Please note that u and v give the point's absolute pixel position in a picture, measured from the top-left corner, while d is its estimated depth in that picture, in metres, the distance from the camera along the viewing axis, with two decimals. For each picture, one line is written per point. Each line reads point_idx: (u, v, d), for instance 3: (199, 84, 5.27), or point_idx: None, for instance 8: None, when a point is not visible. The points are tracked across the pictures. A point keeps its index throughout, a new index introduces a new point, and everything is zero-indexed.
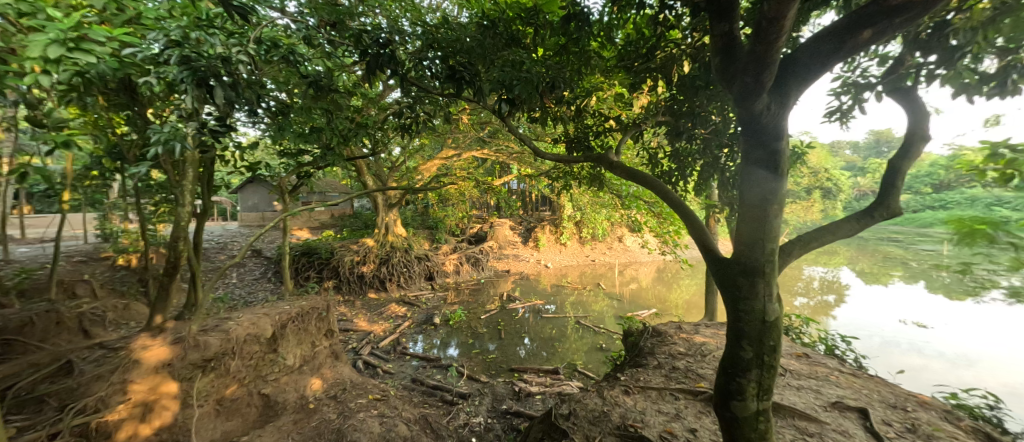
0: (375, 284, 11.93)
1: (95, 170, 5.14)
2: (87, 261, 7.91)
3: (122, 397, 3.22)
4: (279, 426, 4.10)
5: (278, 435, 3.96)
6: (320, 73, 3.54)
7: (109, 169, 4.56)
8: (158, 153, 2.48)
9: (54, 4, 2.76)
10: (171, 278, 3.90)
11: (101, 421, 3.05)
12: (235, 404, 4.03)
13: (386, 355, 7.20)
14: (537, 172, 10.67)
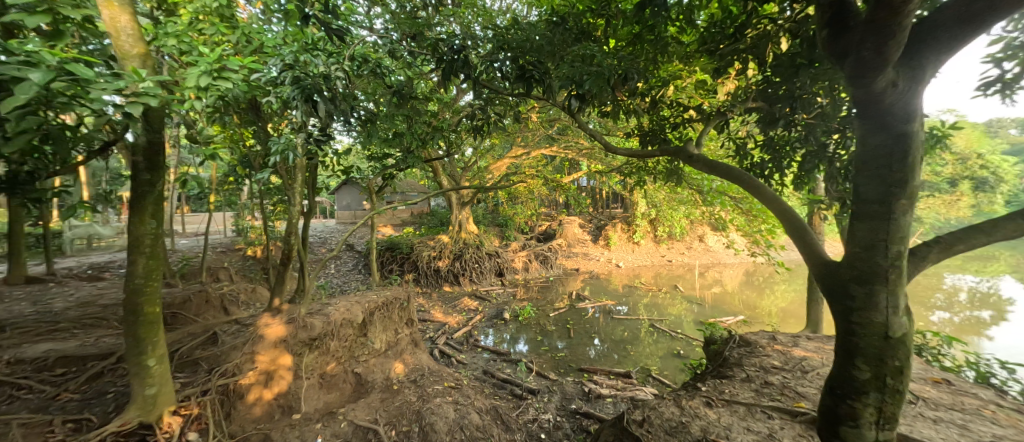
0: (450, 278, 12.58)
1: (229, 176, 6.19)
2: (225, 252, 9.57)
3: (251, 366, 3.85)
4: (369, 402, 4.55)
5: (368, 410, 4.41)
6: (403, 82, 3.84)
7: (239, 175, 5.46)
8: (277, 162, 2.96)
9: (203, 42, 3.37)
10: (286, 268, 4.54)
11: (236, 384, 3.68)
12: (334, 379, 4.55)
13: (459, 346, 7.56)
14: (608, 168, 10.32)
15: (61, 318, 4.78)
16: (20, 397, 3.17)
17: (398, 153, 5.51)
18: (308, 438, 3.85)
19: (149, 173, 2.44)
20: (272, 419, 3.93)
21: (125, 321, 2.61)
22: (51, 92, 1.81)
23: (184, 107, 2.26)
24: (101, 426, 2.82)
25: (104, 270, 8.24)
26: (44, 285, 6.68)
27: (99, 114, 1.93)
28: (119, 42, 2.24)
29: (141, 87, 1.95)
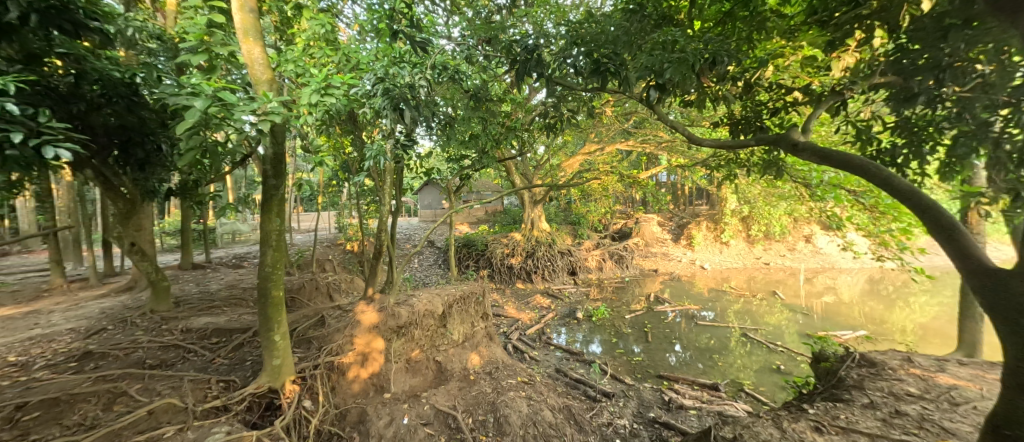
0: (522, 275, 12.77)
1: (332, 180, 7.08)
2: (330, 246, 10.96)
3: (351, 347, 4.35)
4: (449, 389, 4.84)
5: (448, 396, 4.69)
6: (479, 86, 4.01)
7: (340, 179, 6.22)
8: (372, 166, 3.32)
9: (313, 64, 3.91)
10: (377, 261, 5.03)
11: (338, 361, 4.18)
12: (419, 365, 4.92)
13: (532, 343, 7.64)
14: (691, 161, 9.56)
15: (213, 297, 5.90)
16: (190, 358, 4.01)
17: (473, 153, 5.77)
18: (396, 416, 4.22)
19: (273, 177, 2.88)
20: (367, 396, 4.40)
21: (258, 302, 3.13)
22: (207, 114, 2.24)
23: (299, 121, 2.64)
24: (242, 388, 3.43)
25: (242, 259, 10.00)
26: (203, 271, 8.31)
27: (238, 130, 2.33)
28: (253, 69, 2.66)
29: (268, 106, 2.32)
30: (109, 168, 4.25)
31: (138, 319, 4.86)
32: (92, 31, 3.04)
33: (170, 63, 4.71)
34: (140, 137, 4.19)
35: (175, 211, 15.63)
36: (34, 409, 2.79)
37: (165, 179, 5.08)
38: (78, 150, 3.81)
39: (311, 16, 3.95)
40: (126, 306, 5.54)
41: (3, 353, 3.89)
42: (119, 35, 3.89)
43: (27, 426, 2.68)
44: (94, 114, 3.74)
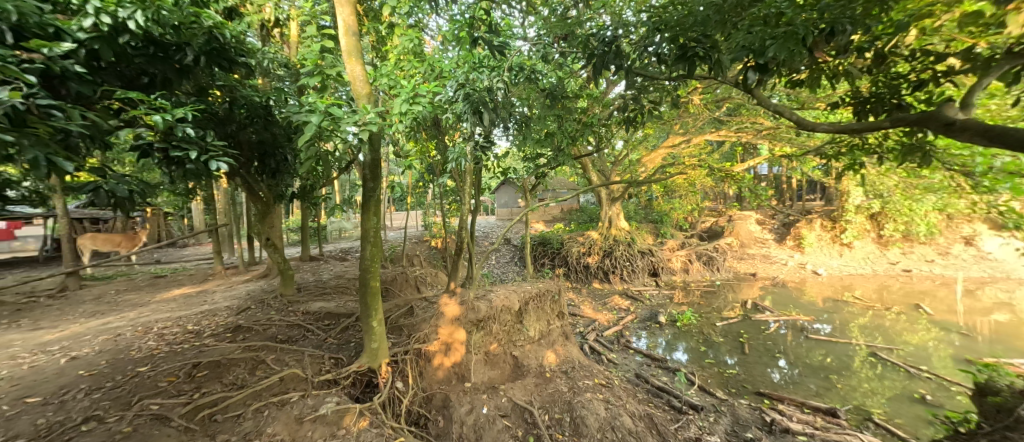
0: (599, 275, 12.37)
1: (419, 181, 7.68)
2: (418, 242, 11.90)
3: (436, 336, 4.67)
4: (526, 384, 4.92)
5: (525, 392, 4.77)
6: (555, 84, 4.02)
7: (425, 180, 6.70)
8: (455, 167, 3.57)
9: (405, 76, 4.30)
10: (458, 256, 5.31)
11: (425, 349, 4.56)
12: (497, 358, 5.07)
13: (610, 345, 7.37)
14: (801, 150, 8.35)
15: (325, 285, 6.84)
16: (309, 336, 4.69)
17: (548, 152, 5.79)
18: (476, 405, 4.42)
19: (371, 181, 3.23)
20: (450, 383, 4.67)
21: (360, 291, 3.54)
22: (321, 128, 2.57)
23: (392, 129, 2.89)
24: (348, 366, 3.92)
25: (347, 253, 11.39)
26: (317, 262, 9.68)
27: (344, 140, 2.64)
28: (355, 86, 2.99)
29: (367, 117, 2.58)
30: (252, 176, 5.20)
31: (272, 301, 5.85)
32: (241, 65, 3.74)
33: (293, 85, 5.57)
34: (273, 150, 5.03)
35: (297, 211, 18.43)
36: (204, 368, 3.54)
37: (290, 184, 6.03)
38: (231, 163, 4.73)
39: (403, 33, 4.34)
40: (263, 289, 6.70)
41: (183, 322, 4.99)
42: (259, 66, 4.73)
43: (199, 380, 3.40)
44: (241, 132, 4.60)
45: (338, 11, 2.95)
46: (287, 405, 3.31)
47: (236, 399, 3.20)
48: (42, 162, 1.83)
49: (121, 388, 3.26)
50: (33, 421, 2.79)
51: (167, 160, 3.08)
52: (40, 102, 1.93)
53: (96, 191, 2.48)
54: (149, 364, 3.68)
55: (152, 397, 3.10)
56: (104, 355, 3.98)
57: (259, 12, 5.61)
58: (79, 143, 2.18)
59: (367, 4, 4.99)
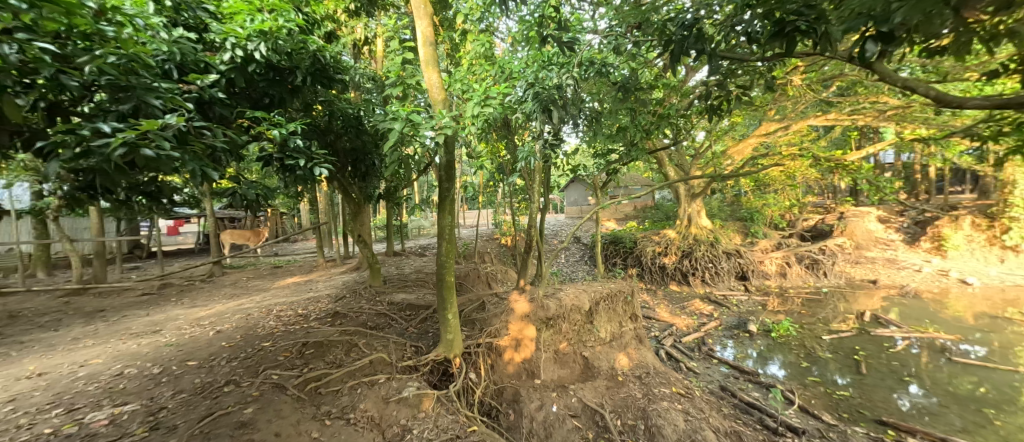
0: (677, 277, 11.55)
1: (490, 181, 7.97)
2: (490, 240, 12.31)
3: (506, 331, 4.77)
4: (596, 386, 4.82)
5: (596, 393, 4.67)
6: (628, 76, 3.88)
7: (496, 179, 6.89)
8: (524, 166, 3.66)
9: (478, 80, 4.52)
10: (527, 254, 5.39)
11: (496, 343, 4.66)
12: (567, 357, 5.03)
13: (690, 352, 6.83)
14: (942, 131, 6.91)
15: (407, 279, 7.42)
16: (393, 324, 5.13)
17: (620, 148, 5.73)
18: (546, 403, 4.42)
19: (446, 181, 3.43)
20: (520, 378, 4.75)
21: (436, 285, 3.78)
22: (402, 133, 2.80)
23: (465, 132, 3.03)
24: (427, 354, 4.22)
25: (426, 249, 12.25)
26: (400, 257, 10.54)
27: (422, 144, 2.83)
28: (431, 92, 3.19)
29: (443, 121, 2.74)
30: (347, 180, 5.85)
31: (362, 291, 6.52)
32: (337, 81, 4.23)
33: (379, 96, 6.14)
34: (363, 155, 5.61)
35: (381, 210, 20.20)
36: (311, 347, 4.08)
37: (377, 186, 6.67)
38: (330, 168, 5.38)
39: (475, 38, 4.54)
40: (355, 281, 7.51)
41: (294, 307, 5.81)
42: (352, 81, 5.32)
43: (307, 356, 3.93)
44: (337, 141, 5.20)
45: (417, 24, 3.17)
46: (376, 385, 3.68)
47: (336, 376, 3.63)
48: (197, 172, 2.22)
49: (251, 359, 3.90)
50: (192, 380, 3.48)
51: (285, 164, 3.57)
52: (197, 124, 2.41)
53: (232, 194, 3.02)
54: (270, 341, 4.35)
55: (273, 368, 3.66)
56: (238, 331, 4.81)
57: (353, 32, 6.28)
58: (221, 156, 2.67)
59: (443, 14, 5.28)
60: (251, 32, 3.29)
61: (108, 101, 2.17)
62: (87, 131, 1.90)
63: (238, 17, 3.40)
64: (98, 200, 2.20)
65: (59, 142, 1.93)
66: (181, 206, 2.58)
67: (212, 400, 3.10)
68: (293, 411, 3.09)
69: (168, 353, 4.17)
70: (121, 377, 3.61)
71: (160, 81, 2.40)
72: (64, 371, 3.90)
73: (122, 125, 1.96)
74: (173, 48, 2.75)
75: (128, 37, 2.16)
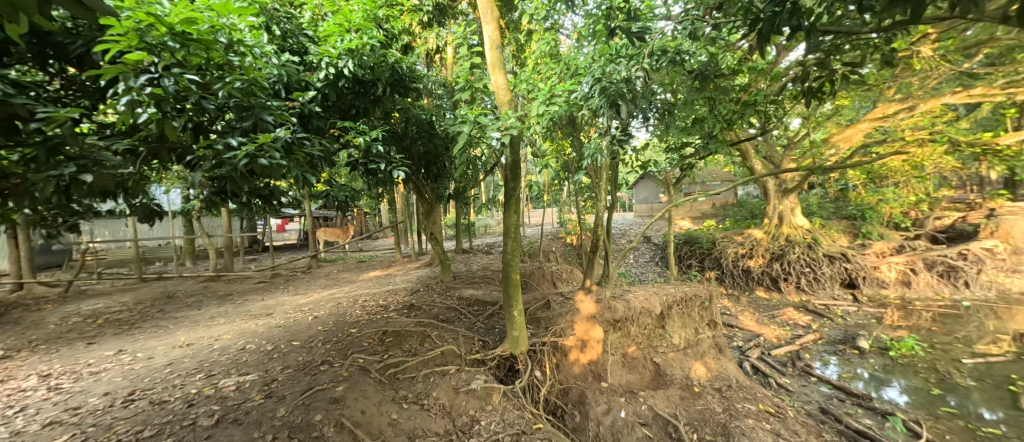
0: (765, 282, 10.43)
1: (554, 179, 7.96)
2: (555, 238, 12.27)
3: (571, 331, 4.74)
4: (668, 395, 4.57)
5: (669, 402, 4.43)
6: (705, 61, 3.70)
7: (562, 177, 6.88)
8: (592, 162, 3.79)
9: (544, 78, 4.56)
10: (593, 254, 5.32)
11: (562, 342, 4.66)
12: (636, 362, 4.85)
13: (782, 367, 6.08)
14: None
15: (475, 275, 7.72)
16: (462, 318, 5.38)
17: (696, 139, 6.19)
18: (613, 407, 4.28)
19: (512, 181, 3.46)
20: (586, 380, 4.67)
21: (503, 283, 3.86)
22: (470, 135, 2.91)
23: (531, 131, 3.03)
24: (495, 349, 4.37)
25: (493, 247, 12.66)
26: (469, 254, 11.01)
27: (489, 145, 2.93)
28: (498, 94, 3.26)
29: (508, 122, 2.80)
30: (420, 181, 6.27)
31: (435, 285, 6.93)
32: (413, 90, 4.57)
33: (449, 101, 6.49)
34: (435, 158, 5.97)
35: (452, 210, 21.24)
36: (391, 335, 4.42)
37: (447, 187, 7.06)
38: (407, 171, 5.82)
39: (540, 37, 4.60)
40: (427, 275, 8.01)
41: (376, 298, 6.39)
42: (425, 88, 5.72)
43: (387, 344, 4.28)
44: (413, 145, 5.61)
45: (484, 29, 3.26)
46: (447, 375, 3.92)
47: (411, 363, 3.92)
48: (300, 178, 2.57)
49: (341, 342, 4.38)
50: (295, 358, 4.02)
51: (369, 168, 4.30)
52: (299, 135, 2.77)
53: (327, 196, 3.55)
54: (357, 328, 4.84)
55: (359, 352, 4.07)
56: (331, 317, 5.44)
57: (426, 42, 6.71)
58: (317, 163, 3.06)
59: (508, 16, 5.51)
60: (341, 51, 3.73)
61: (233, 119, 2.59)
62: (220, 146, 2.29)
63: (331, 38, 3.85)
64: (226, 203, 2.66)
65: (202, 157, 2.37)
66: (287, 206, 3.05)
67: (311, 376, 3.55)
68: (375, 393, 3.42)
69: (278, 333, 4.88)
70: (243, 351, 4.31)
71: (271, 100, 2.79)
72: (204, 343, 4.77)
73: (244, 140, 2.34)
74: (281, 71, 3.22)
75: (248, 65, 2.56)
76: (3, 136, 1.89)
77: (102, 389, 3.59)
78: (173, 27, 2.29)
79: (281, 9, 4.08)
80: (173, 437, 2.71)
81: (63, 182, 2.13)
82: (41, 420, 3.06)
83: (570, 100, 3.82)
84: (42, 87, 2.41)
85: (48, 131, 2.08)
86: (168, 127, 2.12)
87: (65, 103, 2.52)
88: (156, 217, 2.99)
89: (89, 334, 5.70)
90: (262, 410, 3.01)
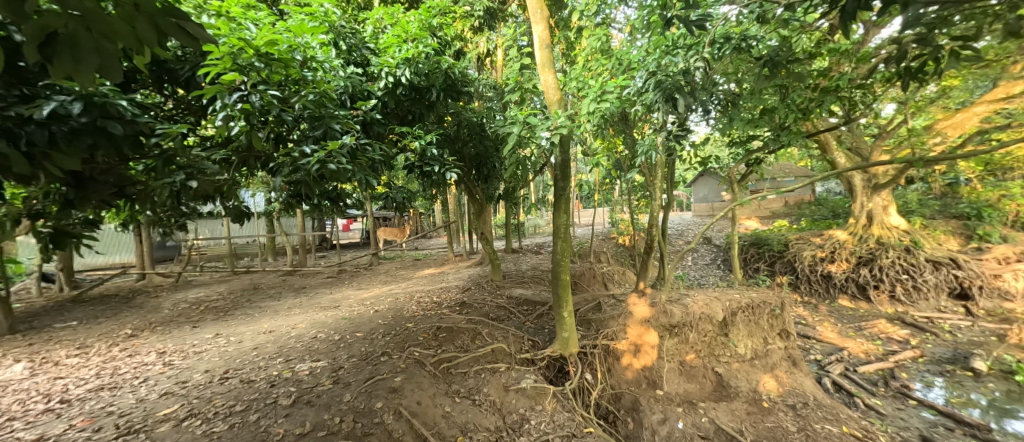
0: (851, 289, 9.29)
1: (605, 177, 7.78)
2: (606, 238, 11.92)
3: (624, 335, 4.62)
4: (732, 408, 4.27)
5: (732, 416, 4.13)
6: (775, 47, 3.47)
7: (615, 175, 6.70)
8: (646, 159, 3.72)
9: (595, 74, 4.48)
10: (648, 255, 5.13)
11: (613, 346, 4.54)
12: (695, 370, 4.61)
13: (871, 387, 5.36)
14: None
15: (525, 274, 7.75)
16: (512, 317, 5.44)
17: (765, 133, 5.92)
18: (670, 417, 4.06)
19: (561, 180, 3.43)
20: (640, 386, 4.49)
21: (552, 283, 3.83)
22: (519, 136, 2.94)
23: (581, 129, 2.99)
24: (544, 349, 4.38)
25: (543, 247, 12.64)
26: (518, 254, 11.11)
27: (538, 145, 2.95)
28: (547, 94, 3.25)
29: (558, 121, 2.78)
30: (472, 182, 6.43)
31: (486, 284, 7.07)
32: (465, 94, 4.73)
33: (499, 103, 6.59)
34: (485, 160, 6.11)
35: (502, 210, 21.46)
36: (444, 331, 4.57)
37: (497, 187, 7.19)
38: (459, 172, 6.02)
39: (590, 34, 4.55)
40: (478, 274, 8.21)
41: (430, 294, 6.67)
42: (476, 92, 5.88)
43: (441, 339, 4.43)
44: (465, 147, 5.80)
45: (534, 29, 3.26)
46: (497, 372, 4.03)
47: (463, 359, 4.05)
48: (363, 182, 2.79)
49: (399, 335, 4.63)
50: (359, 348, 4.33)
51: (424, 171, 4.61)
52: (362, 142, 2.99)
53: (387, 197, 3.85)
54: (412, 322, 5.09)
55: (415, 346, 4.26)
56: (389, 311, 5.77)
57: (477, 46, 6.87)
58: (377, 167, 3.30)
59: (558, 15, 5.50)
60: (399, 61, 3.99)
61: (306, 129, 2.85)
62: (296, 154, 2.55)
63: (390, 49, 4.12)
64: (301, 205, 2.95)
65: (281, 164, 2.64)
66: (350, 207, 3.31)
67: (372, 366, 3.80)
68: (430, 385, 3.59)
69: (343, 324, 5.28)
70: (315, 340, 4.73)
71: (339, 110, 3.03)
72: (283, 331, 5.31)
73: (316, 148, 2.58)
74: (347, 83, 3.51)
75: (319, 79, 2.81)
76: (131, 151, 2.27)
77: (203, 367, 4.15)
78: (258, 49, 2.59)
79: (347, 25, 4.44)
80: (258, 413, 3.05)
81: (175, 188, 2.51)
82: (159, 390, 3.61)
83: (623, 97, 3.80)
84: (160, 107, 2.85)
85: (164, 145, 2.46)
86: (253, 137, 2.41)
87: (176, 119, 2.96)
88: (244, 217, 3.41)
89: (193, 319, 6.61)
90: (330, 394, 3.28)
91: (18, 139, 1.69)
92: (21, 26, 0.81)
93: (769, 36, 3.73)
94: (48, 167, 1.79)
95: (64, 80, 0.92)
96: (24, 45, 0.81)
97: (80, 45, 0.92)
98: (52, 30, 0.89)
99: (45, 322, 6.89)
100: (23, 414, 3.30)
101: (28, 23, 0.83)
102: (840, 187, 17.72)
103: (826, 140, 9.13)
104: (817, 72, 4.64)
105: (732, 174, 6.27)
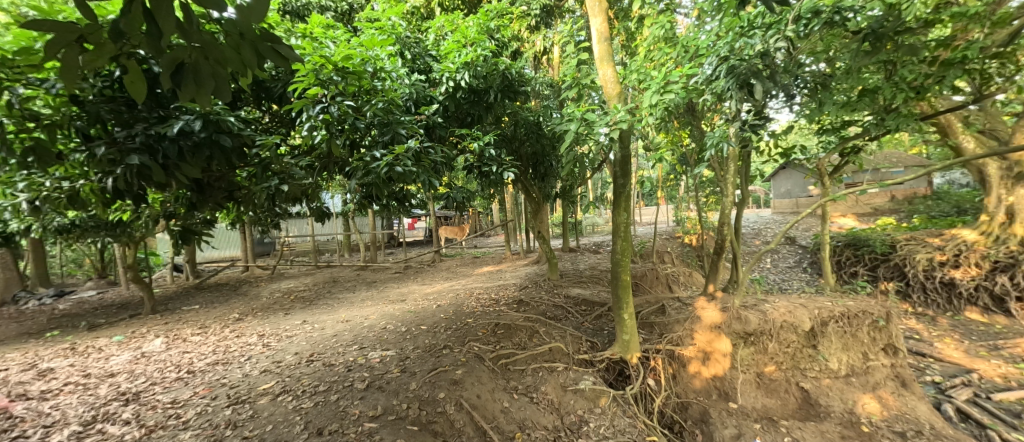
0: (983, 300, 7.75)
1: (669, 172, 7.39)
2: (670, 238, 11.23)
3: (691, 341, 4.35)
4: (822, 430, 3.81)
5: (822, 438, 3.69)
6: (877, 18, 3.09)
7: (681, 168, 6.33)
8: (717, 151, 3.49)
9: (659, 64, 4.27)
10: (719, 255, 4.74)
11: (678, 352, 4.29)
12: (775, 384, 4.21)
13: (1011, 418, 4.40)
14: None
15: (583, 274, 7.59)
16: (568, 316, 5.39)
17: (864, 117, 5.18)
18: (745, 433, 3.73)
19: (621, 177, 3.31)
20: (710, 397, 4.19)
21: (612, 284, 3.71)
22: (578, 133, 2.92)
23: (642, 123, 2.90)
24: (603, 351, 4.28)
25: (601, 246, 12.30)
26: (576, 253, 10.91)
27: (597, 141, 2.92)
28: (606, 89, 3.18)
29: (617, 116, 2.71)
30: (528, 181, 6.47)
31: (543, 282, 7.06)
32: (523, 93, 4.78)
33: (555, 101, 6.55)
34: (542, 158, 6.13)
35: (559, 210, 21.18)
36: (503, 328, 4.67)
37: (554, 186, 7.16)
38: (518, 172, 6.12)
39: (654, 22, 4.32)
40: (535, 273, 8.21)
41: (488, 292, 6.83)
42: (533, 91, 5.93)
43: (500, 335, 4.53)
44: (523, 147, 5.88)
45: (592, 22, 3.17)
46: (555, 371, 4.02)
47: (521, 356, 4.10)
48: (425, 182, 2.95)
49: (460, 330, 4.80)
50: (424, 340, 4.58)
51: (483, 171, 4.83)
52: (426, 145, 3.15)
53: (449, 197, 4.50)
54: (472, 318, 5.26)
55: (475, 341, 4.39)
56: (450, 306, 6.02)
57: (534, 45, 6.90)
58: (439, 168, 3.48)
59: (618, 6, 5.36)
60: (458, 65, 4.18)
61: (376, 135, 3.05)
62: (368, 158, 2.77)
63: (450, 54, 4.31)
64: (372, 204, 3.20)
65: (356, 168, 2.88)
66: (415, 207, 3.50)
67: (435, 357, 3.98)
68: (489, 380, 3.68)
69: (409, 317, 5.62)
70: (384, 330, 5.10)
71: (405, 116, 3.21)
72: (357, 321, 5.82)
73: (385, 152, 2.77)
74: (412, 89, 3.74)
75: (388, 87, 3.00)
76: (238, 160, 2.64)
77: (294, 349, 4.70)
78: (337, 64, 2.84)
79: (412, 36, 4.72)
80: (338, 394, 3.37)
81: (270, 192, 2.88)
82: (260, 367, 4.16)
83: (689, 86, 3.63)
84: (259, 122, 3.21)
85: (262, 155, 2.82)
86: (332, 145, 2.65)
87: (272, 132, 3.32)
88: (326, 216, 3.78)
89: (285, 307, 7.52)
90: (399, 382, 3.51)
91: (157, 153, 2.08)
92: (159, 59, 0.96)
93: (868, 5, 3.29)
94: (178, 175, 2.18)
95: (190, 103, 1.09)
96: (161, 76, 0.96)
97: (201, 72, 1.08)
98: (181, 60, 1.04)
99: (177, 305, 8.30)
100: (162, 380, 4.01)
101: (163, 56, 0.98)
102: (968, 178, 14.83)
103: (948, 122, 7.72)
104: (935, 43, 4.00)
105: (822, 166, 5.55)
